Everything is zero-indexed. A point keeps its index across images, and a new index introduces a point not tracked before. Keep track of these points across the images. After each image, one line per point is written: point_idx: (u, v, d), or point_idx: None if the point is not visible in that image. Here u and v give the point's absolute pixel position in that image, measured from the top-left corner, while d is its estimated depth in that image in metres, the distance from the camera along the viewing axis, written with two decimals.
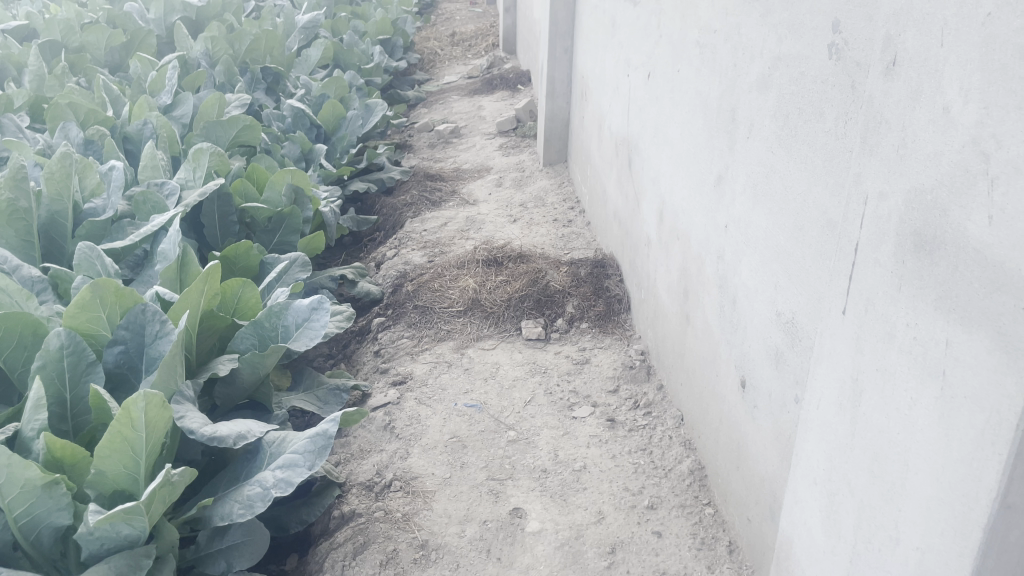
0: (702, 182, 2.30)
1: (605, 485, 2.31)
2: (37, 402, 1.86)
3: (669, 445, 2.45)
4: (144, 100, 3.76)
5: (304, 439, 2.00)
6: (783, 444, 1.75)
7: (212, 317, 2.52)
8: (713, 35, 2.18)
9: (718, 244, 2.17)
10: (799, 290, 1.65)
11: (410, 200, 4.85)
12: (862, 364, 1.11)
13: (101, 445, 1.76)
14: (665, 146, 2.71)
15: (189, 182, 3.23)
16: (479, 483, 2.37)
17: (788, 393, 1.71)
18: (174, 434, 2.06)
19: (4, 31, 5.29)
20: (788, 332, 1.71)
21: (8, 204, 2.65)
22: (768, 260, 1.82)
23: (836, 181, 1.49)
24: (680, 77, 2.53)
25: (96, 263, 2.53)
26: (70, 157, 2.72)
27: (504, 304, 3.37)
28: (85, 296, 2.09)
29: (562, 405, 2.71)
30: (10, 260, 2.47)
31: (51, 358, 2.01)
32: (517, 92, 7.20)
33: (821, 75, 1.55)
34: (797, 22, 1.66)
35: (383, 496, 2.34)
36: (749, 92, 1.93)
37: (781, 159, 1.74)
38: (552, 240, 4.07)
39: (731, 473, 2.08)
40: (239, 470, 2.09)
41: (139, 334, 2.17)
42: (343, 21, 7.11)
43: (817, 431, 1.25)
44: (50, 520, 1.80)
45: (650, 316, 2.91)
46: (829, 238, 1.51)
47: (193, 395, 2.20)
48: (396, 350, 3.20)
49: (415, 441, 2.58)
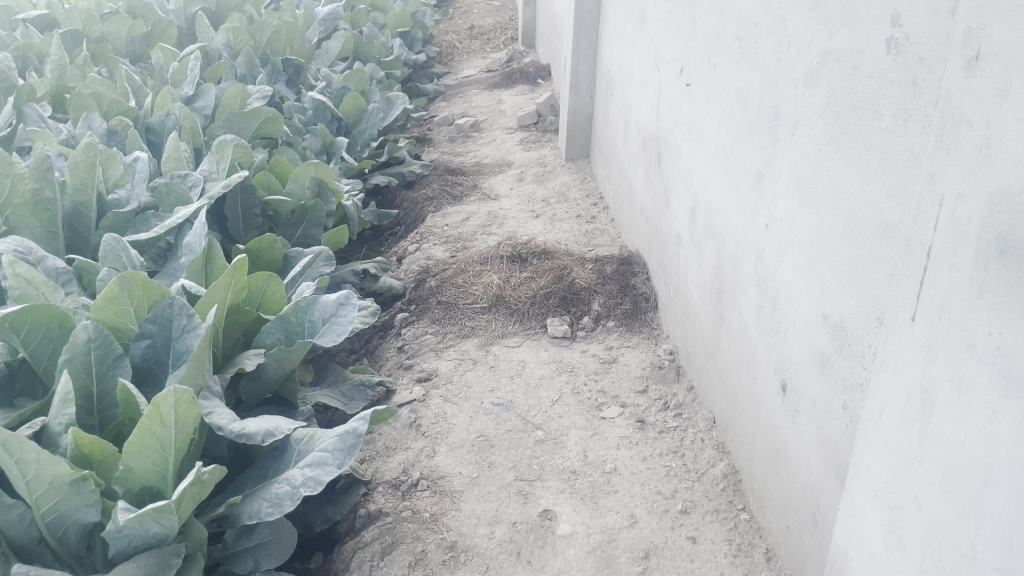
0: (740, 180, 2.25)
1: (637, 488, 2.26)
2: (65, 396, 1.83)
3: (701, 448, 2.40)
4: (166, 91, 3.74)
5: (333, 437, 1.97)
6: (828, 450, 1.70)
7: (237, 311, 2.49)
8: (755, 29, 2.13)
9: (757, 244, 2.11)
10: (850, 293, 1.60)
11: (430, 194, 4.81)
12: (934, 374, 1.07)
13: (130, 441, 1.73)
14: (699, 143, 2.65)
15: (212, 174, 3.21)
16: (507, 483, 2.33)
17: (835, 400, 1.66)
18: (201, 430, 2.03)
19: (25, 21, 5.28)
20: (836, 336, 1.66)
21: (33, 193, 2.61)
22: (813, 260, 1.77)
23: (894, 181, 1.44)
24: (716, 72, 2.48)
25: (122, 255, 2.51)
26: (94, 147, 2.70)
27: (528, 300, 3.32)
28: (113, 289, 2.06)
29: (590, 405, 2.67)
30: (36, 252, 2.44)
31: (78, 351, 1.98)
32: (536, 86, 7.14)
33: (878, 70, 1.50)
34: (851, 15, 1.60)
35: (410, 495, 2.31)
36: (795, 88, 1.88)
37: (830, 156, 1.69)
38: (576, 236, 4.02)
39: (769, 479, 2.03)
40: (266, 467, 2.06)
41: (166, 327, 2.13)
42: (362, 14, 7.07)
43: (878, 442, 1.21)
44: (78, 516, 1.77)
45: (680, 315, 2.86)
46: (887, 239, 1.46)
47: (221, 391, 2.17)
48: (419, 346, 3.16)
49: (441, 439, 2.54)
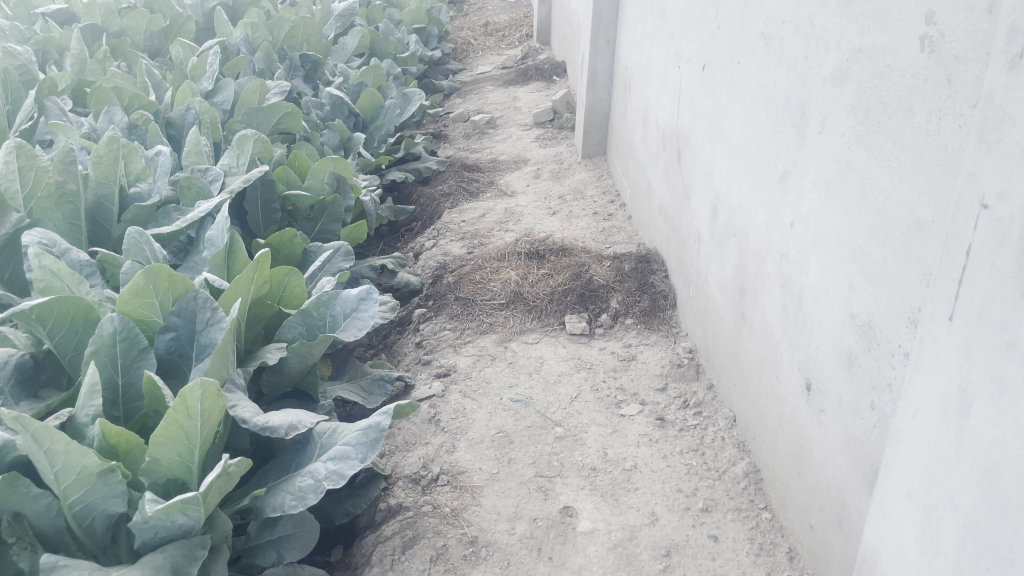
0: (764, 178, 2.24)
1: (657, 486, 2.26)
2: (92, 389, 1.85)
3: (721, 447, 2.40)
4: (186, 85, 3.76)
5: (356, 431, 1.98)
6: (854, 450, 1.70)
7: (259, 305, 2.50)
8: (781, 26, 2.12)
9: (781, 242, 2.10)
10: (879, 292, 1.60)
11: (447, 190, 4.81)
12: (972, 374, 1.06)
13: (157, 433, 1.74)
14: (721, 140, 2.64)
15: (232, 168, 3.22)
16: (527, 479, 2.33)
17: (862, 399, 1.66)
18: (225, 423, 2.04)
19: (44, 15, 5.31)
20: (864, 335, 1.66)
21: (56, 185, 2.61)
22: (840, 259, 1.76)
23: (927, 180, 1.43)
24: (740, 69, 2.47)
25: (145, 248, 2.52)
26: (117, 141, 2.71)
27: (546, 297, 3.32)
28: (139, 282, 2.07)
29: (609, 403, 2.67)
30: (59, 244, 2.44)
31: (105, 343, 1.99)
32: (552, 83, 7.14)
33: (911, 68, 1.49)
34: (883, 13, 1.59)
35: (430, 490, 2.31)
36: (823, 85, 1.87)
37: (860, 155, 1.68)
38: (593, 233, 4.02)
39: (792, 477, 2.02)
40: (289, 460, 2.07)
41: (190, 320, 2.15)
42: (378, 10, 7.09)
43: (911, 443, 1.21)
44: (104, 507, 1.78)
45: (699, 313, 2.85)
46: (919, 238, 1.45)
47: (244, 384, 2.18)
48: (438, 341, 3.16)
49: (461, 435, 2.55)
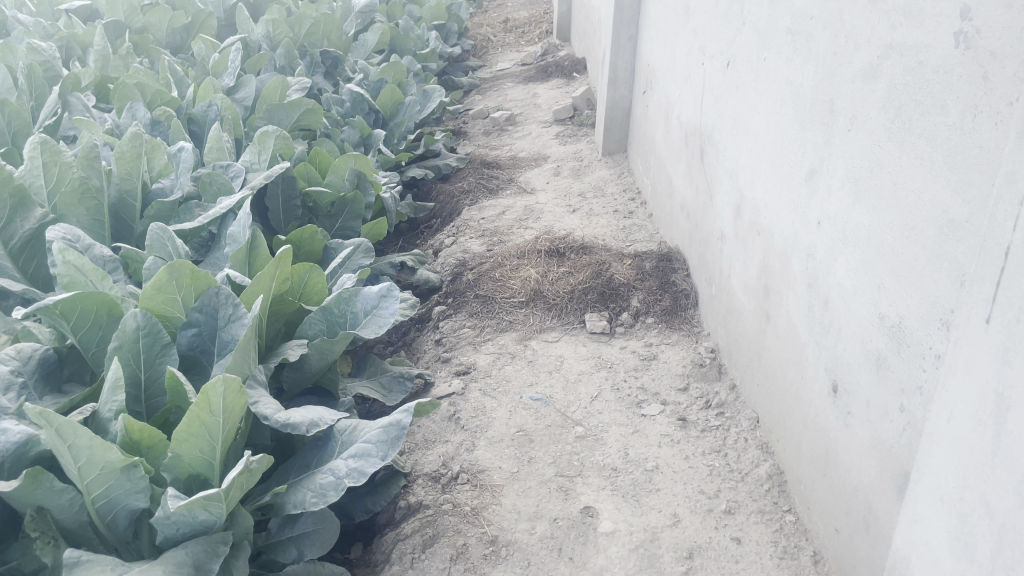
0: (790, 176, 2.21)
1: (678, 487, 2.24)
2: (115, 384, 1.85)
3: (744, 448, 2.37)
4: (208, 81, 3.78)
5: (377, 429, 1.98)
6: (882, 454, 1.67)
7: (282, 302, 2.51)
8: (810, 22, 2.09)
9: (808, 241, 2.08)
10: (910, 293, 1.57)
11: (466, 187, 4.80)
12: (1010, 378, 1.04)
13: (180, 429, 1.75)
14: (746, 138, 2.61)
15: (254, 165, 3.23)
16: (547, 478, 2.32)
17: (891, 402, 1.63)
18: (246, 420, 2.05)
19: (68, 12, 5.35)
20: (893, 337, 1.63)
21: (81, 181, 2.63)
22: (870, 260, 1.74)
23: (962, 179, 1.40)
24: (766, 65, 2.43)
25: (167, 244, 2.53)
26: (140, 137, 2.72)
27: (567, 296, 3.30)
28: (162, 278, 2.08)
29: (630, 402, 2.64)
30: (83, 240, 2.46)
31: (128, 339, 2.00)
32: (572, 79, 7.11)
33: (945, 65, 1.46)
34: (915, 8, 1.56)
35: (450, 489, 2.30)
36: (852, 82, 1.84)
37: (890, 153, 1.65)
38: (614, 231, 3.99)
39: (816, 481, 2.00)
40: (309, 457, 2.07)
41: (212, 317, 2.15)
42: (398, 7, 7.10)
43: (945, 447, 1.18)
44: (127, 502, 1.79)
45: (722, 313, 2.83)
46: (953, 238, 1.42)
47: (265, 380, 2.18)
48: (458, 339, 3.15)
49: (480, 433, 2.54)
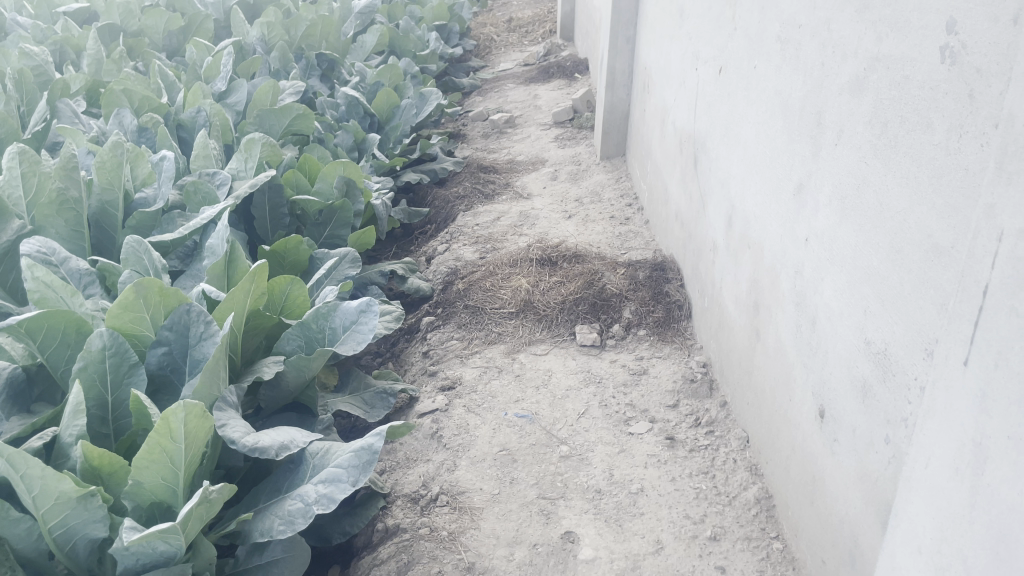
0: (779, 190, 2.13)
1: (662, 512, 2.17)
2: (77, 408, 1.80)
3: (733, 469, 2.30)
4: (198, 86, 3.72)
5: (349, 453, 1.92)
6: (868, 487, 1.59)
7: (260, 317, 2.46)
8: (798, 30, 2.01)
9: (796, 258, 2.00)
10: (895, 319, 1.49)
11: (462, 192, 4.74)
12: (988, 428, 0.96)
13: (139, 456, 1.69)
14: (737, 147, 2.53)
15: (241, 172, 3.18)
16: (529, 501, 2.25)
17: (877, 432, 1.56)
18: (215, 443, 1.99)
19: (65, 14, 5.31)
20: (879, 364, 1.55)
21: (58, 193, 2.56)
22: (856, 281, 1.66)
23: (946, 202, 1.33)
24: (756, 74, 2.35)
25: (144, 258, 2.46)
26: (121, 146, 2.64)
27: (557, 307, 3.23)
28: (129, 296, 2.02)
29: (618, 420, 2.57)
30: (59, 252, 2.40)
31: (93, 359, 1.94)
32: (573, 81, 7.03)
33: (930, 80, 1.38)
34: (901, 20, 1.48)
35: (429, 511, 2.24)
36: (839, 95, 1.76)
37: (876, 171, 1.57)
38: (609, 238, 3.92)
39: (804, 509, 1.92)
40: (279, 482, 2.01)
41: (183, 335, 2.09)
42: (399, 8, 7.04)
43: (922, 494, 1.11)
44: (86, 531, 1.73)
45: (714, 326, 2.75)
46: (937, 266, 1.35)
47: (236, 400, 2.11)
48: (445, 351, 3.09)
49: (462, 452, 2.47)
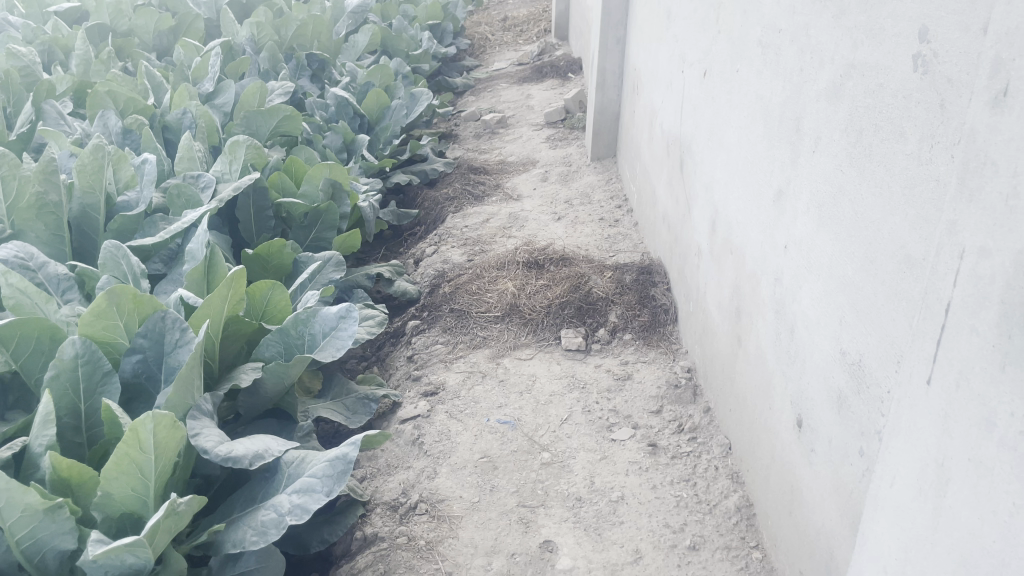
0: (760, 196, 2.11)
1: (643, 520, 2.15)
2: (46, 418, 1.78)
3: (714, 477, 2.28)
4: (184, 88, 3.68)
5: (323, 462, 1.90)
6: (843, 499, 1.57)
7: (239, 323, 2.44)
8: (778, 35, 1.99)
9: (776, 265, 1.97)
10: (869, 330, 1.47)
11: (452, 194, 4.72)
12: (950, 449, 0.94)
13: (107, 467, 1.67)
14: (720, 152, 2.51)
15: (225, 175, 3.14)
16: (508, 509, 2.23)
17: (851, 444, 1.53)
18: (188, 452, 1.97)
19: (55, 14, 5.26)
20: (854, 376, 1.53)
21: (37, 197, 2.51)
22: (832, 290, 1.64)
23: (918, 213, 1.30)
24: (738, 77, 2.33)
25: (122, 262, 2.40)
26: (102, 149, 2.57)
27: (543, 310, 3.21)
28: (101, 304, 2.00)
29: (600, 426, 2.55)
30: (37, 256, 2.35)
31: (65, 368, 1.92)
32: (566, 81, 7.00)
33: (903, 89, 1.36)
34: (876, 27, 1.46)
35: (408, 520, 2.22)
36: (817, 101, 1.73)
37: (851, 180, 1.55)
38: (598, 241, 3.89)
39: (782, 519, 1.91)
40: (254, 491, 2.00)
41: (158, 342, 2.07)
42: (392, 7, 7.00)
43: (888, 513, 1.09)
44: (54, 543, 1.71)
45: (698, 331, 2.73)
46: (909, 278, 1.33)
47: (212, 409, 2.09)
48: (429, 356, 3.07)
49: (443, 459, 2.45)
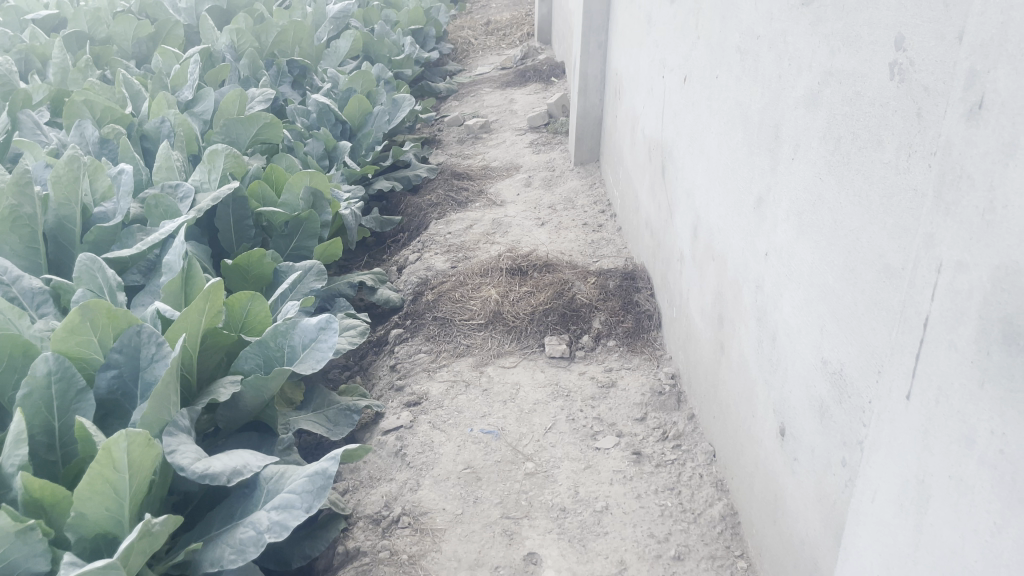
0: (741, 203, 2.10)
1: (627, 530, 2.13)
2: (18, 437, 1.74)
3: (699, 485, 2.26)
4: (162, 96, 3.64)
5: (303, 478, 1.87)
6: (826, 508, 1.56)
7: (217, 335, 2.40)
8: (756, 41, 1.98)
9: (757, 272, 1.97)
10: (850, 340, 1.46)
11: (435, 200, 4.69)
12: (930, 465, 0.93)
13: (80, 488, 1.64)
14: (701, 157, 2.50)
15: (204, 184, 3.10)
16: (492, 521, 2.21)
17: (834, 454, 1.52)
18: (164, 469, 1.94)
19: (32, 21, 5.19)
20: (835, 385, 1.52)
21: (11, 210, 2.44)
22: (813, 299, 1.63)
23: (896, 223, 1.30)
24: (718, 83, 2.32)
25: (97, 275, 2.35)
26: (78, 160, 2.52)
27: (526, 317, 3.19)
28: (74, 319, 1.97)
29: (585, 434, 2.53)
30: (10, 270, 2.31)
31: (38, 385, 1.88)
32: (549, 85, 7.00)
33: (880, 97, 1.36)
34: (853, 34, 1.46)
35: (390, 534, 2.20)
36: (795, 108, 1.73)
37: (830, 188, 1.54)
38: (581, 246, 3.88)
39: (767, 528, 1.89)
40: (233, 507, 1.97)
41: (134, 357, 2.04)
42: (374, 11, 6.96)
43: (870, 529, 1.07)
44: (27, 566, 1.66)
45: (682, 337, 2.71)
46: (888, 287, 1.32)
47: (189, 424, 2.06)
48: (412, 365, 3.04)
49: (426, 471, 2.43)
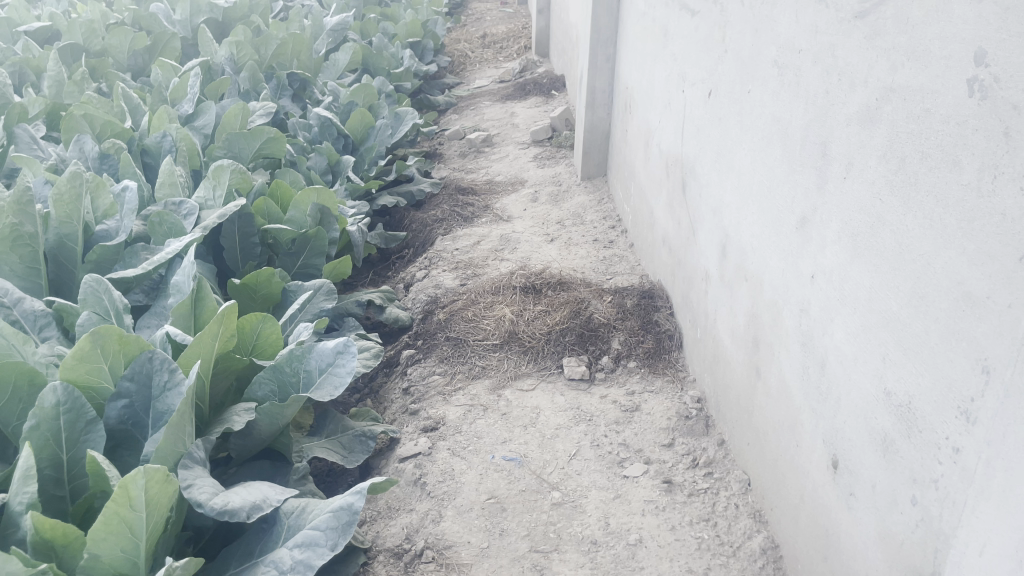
0: (780, 222, 2.02)
1: (665, 565, 2.05)
2: (27, 473, 1.63)
3: (735, 516, 2.18)
4: (163, 110, 3.52)
5: (326, 514, 1.77)
6: (891, 549, 1.48)
7: (229, 360, 2.29)
8: (797, 55, 1.91)
9: (801, 295, 1.89)
10: (920, 371, 1.38)
11: (440, 216, 4.60)
12: None
13: (95, 528, 1.53)
14: (730, 174, 2.43)
15: (209, 202, 2.97)
16: (520, 555, 2.12)
17: (901, 492, 1.44)
18: (179, 505, 1.83)
19: (26, 33, 5.06)
20: (901, 418, 1.44)
21: (11, 229, 2.33)
22: (871, 325, 1.55)
23: (979, 249, 1.22)
24: (750, 98, 2.25)
25: (103, 297, 2.22)
26: (81, 176, 2.39)
27: (543, 337, 3.10)
28: (85, 346, 1.86)
29: (611, 461, 2.44)
30: (12, 292, 2.19)
31: (46, 417, 1.76)
32: (550, 98, 6.93)
33: (956, 115, 1.28)
34: (920, 48, 1.38)
35: (414, 569, 2.10)
36: (847, 126, 1.65)
37: (893, 209, 1.47)
38: (593, 263, 3.80)
39: (816, 565, 1.81)
40: (252, 544, 1.87)
41: (145, 385, 1.93)
42: (372, 24, 6.88)
43: None
44: None
45: (708, 359, 2.63)
46: (970, 317, 1.24)
47: (203, 455, 1.95)
48: (427, 388, 2.94)
49: (447, 501, 2.33)
